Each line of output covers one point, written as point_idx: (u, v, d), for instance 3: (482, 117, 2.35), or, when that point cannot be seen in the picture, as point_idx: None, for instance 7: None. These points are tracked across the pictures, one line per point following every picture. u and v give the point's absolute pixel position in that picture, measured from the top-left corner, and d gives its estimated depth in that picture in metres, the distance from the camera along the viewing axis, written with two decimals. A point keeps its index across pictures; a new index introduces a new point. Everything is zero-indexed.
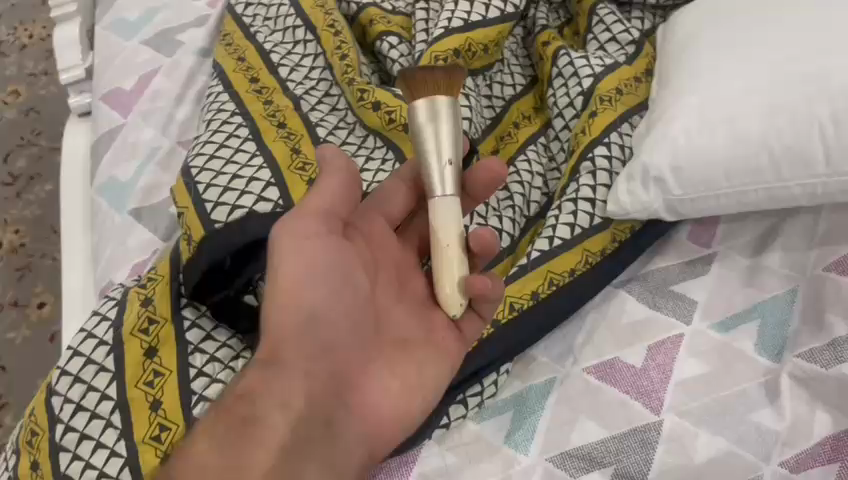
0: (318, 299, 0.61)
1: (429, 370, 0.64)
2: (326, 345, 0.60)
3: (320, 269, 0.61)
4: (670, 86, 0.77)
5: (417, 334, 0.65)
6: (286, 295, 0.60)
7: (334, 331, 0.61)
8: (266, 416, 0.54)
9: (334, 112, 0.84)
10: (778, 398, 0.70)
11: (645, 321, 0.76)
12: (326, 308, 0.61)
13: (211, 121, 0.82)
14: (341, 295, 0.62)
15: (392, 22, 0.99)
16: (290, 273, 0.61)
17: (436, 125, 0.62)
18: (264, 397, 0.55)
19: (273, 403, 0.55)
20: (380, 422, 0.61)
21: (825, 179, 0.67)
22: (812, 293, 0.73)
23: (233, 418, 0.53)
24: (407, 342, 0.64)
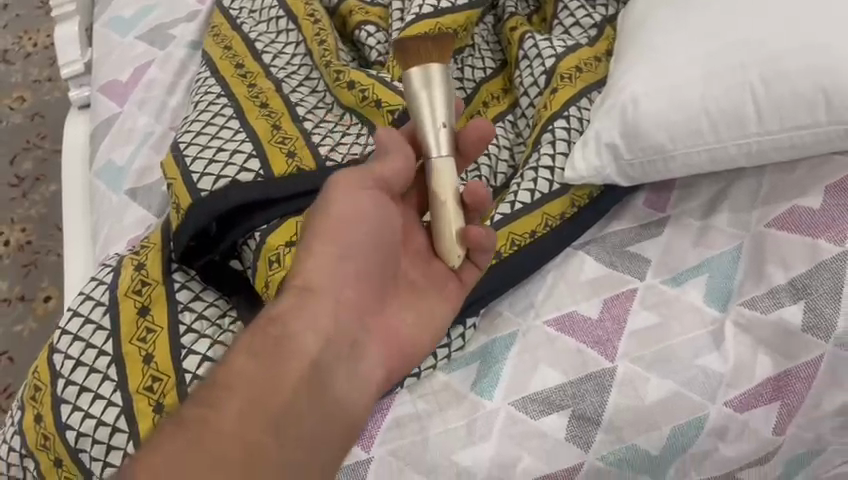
0: (355, 243, 0.65)
1: (433, 310, 0.71)
2: (357, 282, 0.65)
3: (360, 215, 0.66)
4: (621, 59, 0.83)
5: (424, 279, 0.71)
6: (326, 237, 0.65)
7: (363, 269, 0.65)
8: (298, 336, 0.60)
9: (314, 94, 0.90)
10: (723, 343, 0.75)
11: (602, 278, 0.81)
12: (361, 251, 0.65)
13: (199, 103, 0.89)
14: (375, 240, 0.66)
15: (370, 13, 1.06)
16: (331, 217, 0.65)
17: (430, 94, 0.67)
18: (296, 326, 0.60)
19: (306, 329, 0.60)
20: (395, 352, 0.68)
21: (758, 138, 0.73)
22: (754, 247, 0.79)
23: (267, 341, 0.58)
24: (416, 284, 0.71)
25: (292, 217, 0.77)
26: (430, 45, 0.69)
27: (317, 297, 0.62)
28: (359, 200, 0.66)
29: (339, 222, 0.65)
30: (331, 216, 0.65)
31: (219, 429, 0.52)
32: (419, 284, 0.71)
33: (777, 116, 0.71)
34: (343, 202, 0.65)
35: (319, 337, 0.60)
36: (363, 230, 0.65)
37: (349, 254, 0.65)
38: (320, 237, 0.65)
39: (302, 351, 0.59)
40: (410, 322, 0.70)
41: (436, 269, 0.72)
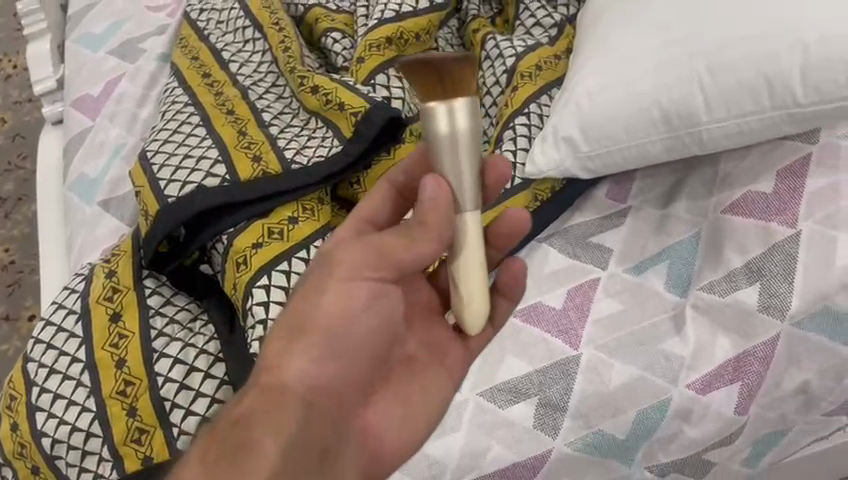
0: (345, 338, 0.62)
1: (435, 386, 0.70)
2: (340, 380, 0.61)
3: (351, 309, 0.61)
4: (577, 54, 0.85)
5: (425, 351, 0.70)
6: (315, 332, 0.60)
7: (347, 367, 0.62)
8: (262, 441, 0.51)
9: (280, 100, 0.92)
10: (683, 328, 0.77)
11: (566, 269, 0.83)
12: (347, 347, 0.62)
13: (167, 113, 0.91)
14: (365, 337, 0.63)
15: (336, 20, 1.08)
16: (321, 311, 0.61)
17: (457, 142, 0.57)
18: (276, 419, 0.54)
19: (293, 410, 0.55)
20: (372, 449, 0.66)
21: (708, 126, 0.75)
22: (712, 233, 0.81)
23: (256, 422, 0.53)
24: (415, 363, 0.70)
25: (259, 219, 0.78)
26: (451, 75, 0.56)
27: (291, 393, 0.57)
28: (352, 295, 0.61)
29: (329, 316, 0.61)
30: (321, 308, 0.61)
31: None
32: (414, 362, 0.70)
33: (725, 104, 0.73)
34: (338, 290, 0.61)
35: (312, 413, 0.57)
36: (359, 323, 0.62)
37: (339, 349, 0.61)
38: (305, 333, 0.60)
39: (272, 444, 0.51)
40: (393, 416, 0.67)
41: (434, 336, 0.71)
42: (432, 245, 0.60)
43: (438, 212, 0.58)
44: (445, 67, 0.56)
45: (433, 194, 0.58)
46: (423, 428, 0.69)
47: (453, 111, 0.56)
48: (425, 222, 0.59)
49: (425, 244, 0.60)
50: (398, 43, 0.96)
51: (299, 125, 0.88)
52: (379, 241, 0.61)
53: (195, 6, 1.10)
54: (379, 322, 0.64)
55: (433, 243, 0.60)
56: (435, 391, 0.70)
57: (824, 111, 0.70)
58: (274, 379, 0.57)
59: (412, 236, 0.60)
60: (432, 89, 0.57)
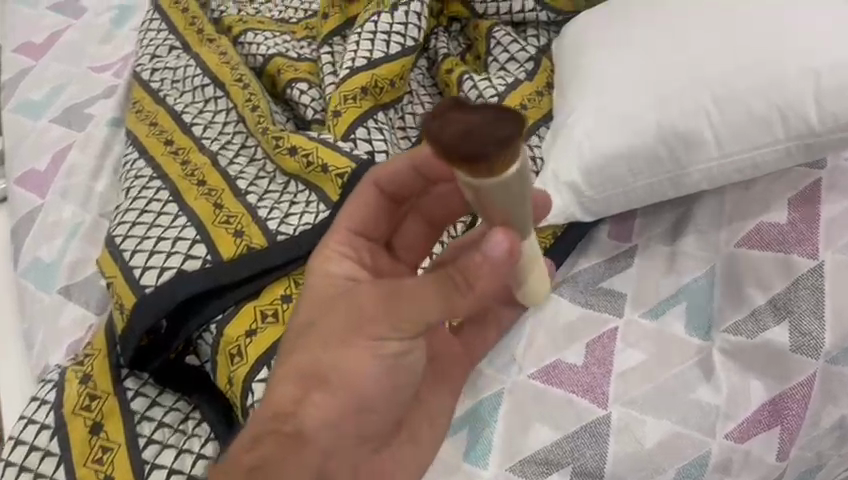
0: (370, 389, 0.62)
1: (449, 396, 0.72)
2: (358, 429, 0.64)
3: (375, 370, 0.61)
4: (568, 93, 0.81)
5: (443, 363, 0.72)
6: (340, 383, 0.61)
7: (368, 417, 0.64)
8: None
9: (253, 164, 0.85)
10: (713, 374, 0.73)
11: (580, 321, 0.78)
12: (370, 401, 0.63)
13: (130, 189, 0.83)
14: (386, 390, 0.64)
15: (300, 69, 1.01)
16: (346, 368, 0.61)
17: (513, 209, 0.47)
18: (287, 467, 0.60)
19: (307, 460, 0.61)
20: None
21: (719, 161, 0.70)
22: (728, 269, 0.77)
23: (269, 471, 0.59)
24: (420, 396, 0.70)
25: (249, 301, 0.71)
26: (499, 161, 0.42)
27: (305, 444, 0.61)
28: (377, 355, 0.61)
29: (354, 372, 0.61)
30: (346, 362, 0.61)
31: None
32: (418, 401, 0.70)
33: (735, 138, 0.69)
34: (363, 346, 0.60)
35: (325, 462, 0.62)
36: (377, 380, 0.62)
37: (361, 400, 0.62)
38: (328, 380, 0.61)
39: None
40: (404, 454, 0.69)
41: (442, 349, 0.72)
42: (470, 304, 0.55)
43: (490, 269, 0.51)
44: (489, 150, 0.41)
45: (501, 247, 0.50)
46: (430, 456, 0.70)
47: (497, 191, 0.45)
48: (467, 274, 0.53)
49: (467, 300, 0.55)
50: (374, 92, 0.89)
51: (277, 190, 0.81)
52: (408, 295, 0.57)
53: (146, 65, 1.02)
54: (398, 379, 0.64)
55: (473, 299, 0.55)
56: (438, 403, 0.71)
57: (840, 141, 0.67)
58: (293, 423, 0.61)
59: (449, 291, 0.55)
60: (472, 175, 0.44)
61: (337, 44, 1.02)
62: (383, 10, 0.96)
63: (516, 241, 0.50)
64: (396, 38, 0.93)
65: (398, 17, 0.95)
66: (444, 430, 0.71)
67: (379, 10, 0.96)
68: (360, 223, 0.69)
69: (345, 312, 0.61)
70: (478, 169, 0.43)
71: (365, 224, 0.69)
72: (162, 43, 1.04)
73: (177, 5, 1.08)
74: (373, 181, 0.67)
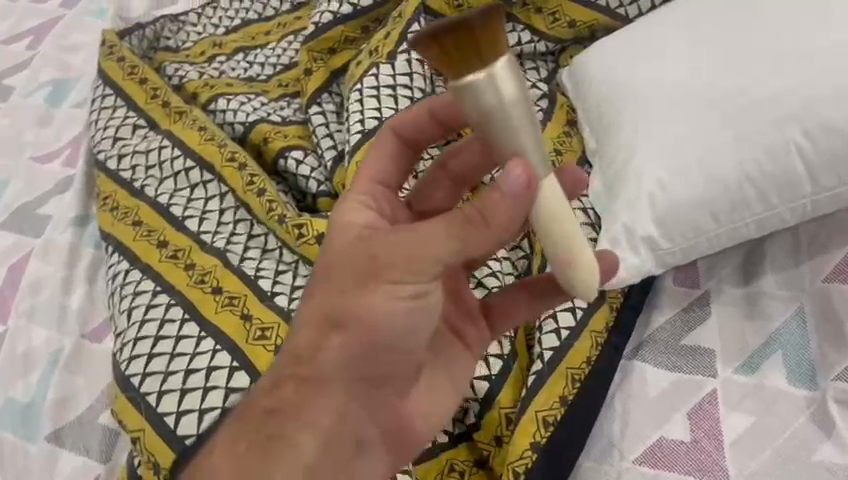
0: (388, 336, 0.55)
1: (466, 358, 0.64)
2: (376, 372, 0.58)
3: (392, 313, 0.53)
4: (618, 136, 0.72)
5: (455, 324, 0.64)
6: (357, 327, 0.54)
7: (385, 361, 0.57)
8: (293, 436, 0.54)
9: (267, 255, 0.73)
10: (834, 428, 0.65)
11: (673, 388, 0.70)
12: (391, 343, 0.56)
13: (131, 310, 0.69)
14: (408, 330, 0.56)
15: (288, 134, 0.90)
16: (361, 309, 0.53)
17: (506, 120, 0.44)
18: (307, 414, 0.55)
19: (328, 405, 0.56)
20: (406, 435, 0.61)
21: (813, 197, 0.64)
22: (818, 308, 0.71)
23: (289, 422, 0.55)
24: (438, 346, 0.63)
25: None
26: (484, 37, 0.43)
27: (326, 388, 0.56)
28: (396, 296, 0.53)
29: (369, 314, 0.53)
30: (361, 306, 0.53)
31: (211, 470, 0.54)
32: (439, 345, 0.63)
33: (832, 170, 0.62)
34: (380, 290, 0.52)
35: (347, 410, 0.57)
36: (395, 325, 0.54)
37: (379, 345, 0.56)
38: (343, 326, 0.54)
39: (309, 440, 0.55)
40: (427, 399, 0.62)
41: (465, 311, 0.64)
42: (488, 243, 0.48)
43: (505, 205, 0.46)
44: (470, 21, 0.42)
45: (516, 182, 0.45)
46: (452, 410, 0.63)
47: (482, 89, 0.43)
48: (484, 211, 0.47)
49: (483, 234, 0.48)
50: None
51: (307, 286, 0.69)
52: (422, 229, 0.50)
53: (109, 152, 0.87)
54: (419, 321, 0.56)
55: (490, 237, 0.48)
56: (457, 361, 0.63)
57: None
58: (312, 367, 0.55)
59: (464, 230, 0.48)
60: (455, 63, 0.43)
61: (328, 103, 0.91)
62: (381, 60, 0.85)
63: (533, 175, 0.45)
64: (404, 91, 0.83)
65: (400, 67, 0.84)
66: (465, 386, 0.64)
67: (376, 61, 0.86)
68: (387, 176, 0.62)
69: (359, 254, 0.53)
70: (460, 52, 0.43)
71: (385, 175, 0.61)
72: (123, 122, 0.90)
73: (132, 77, 0.94)
74: (391, 125, 0.62)
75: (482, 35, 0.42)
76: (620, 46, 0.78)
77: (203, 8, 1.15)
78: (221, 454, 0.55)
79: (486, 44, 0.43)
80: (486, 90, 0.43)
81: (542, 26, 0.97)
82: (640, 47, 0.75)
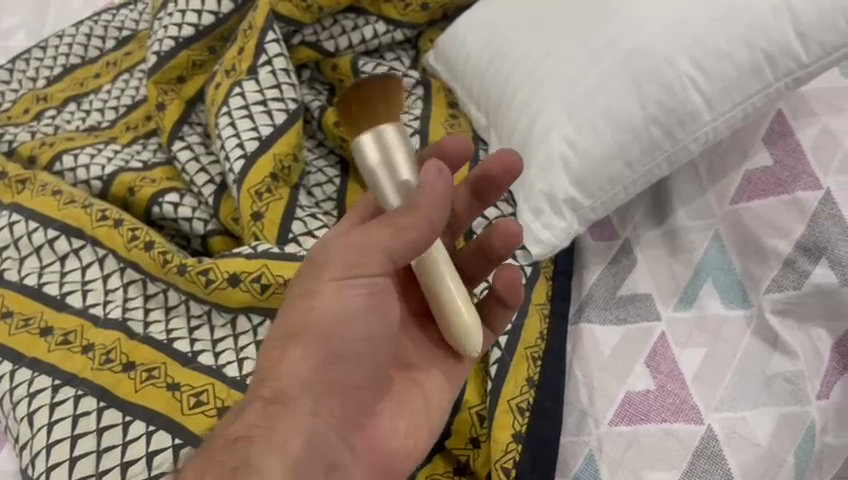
0: (351, 345, 0.52)
1: (435, 390, 0.60)
2: (343, 391, 0.53)
3: (346, 310, 0.51)
4: (512, 105, 0.71)
5: (424, 356, 0.60)
6: (312, 337, 0.51)
7: (349, 375, 0.53)
8: (264, 464, 0.44)
9: (174, 313, 0.65)
10: (778, 338, 0.68)
11: (625, 340, 0.70)
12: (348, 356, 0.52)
13: (32, 414, 0.60)
14: (370, 338, 0.53)
15: (155, 178, 0.81)
16: (313, 309, 0.51)
17: (391, 172, 0.49)
18: (275, 440, 0.46)
19: (295, 429, 0.48)
20: (382, 460, 0.56)
21: (714, 122, 0.65)
22: (733, 228, 0.73)
23: (255, 445, 0.45)
24: (413, 373, 0.60)
25: None
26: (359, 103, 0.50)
27: (292, 407, 0.49)
28: (348, 292, 0.52)
29: (324, 316, 0.51)
30: (315, 306, 0.51)
31: None
32: (414, 377, 0.59)
33: (726, 94, 0.64)
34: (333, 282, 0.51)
35: (316, 436, 0.49)
36: (353, 328, 0.52)
37: (343, 356, 0.52)
38: (303, 333, 0.51)
39: (278, 467, 0.45)
40: (402, 422, 0.58)
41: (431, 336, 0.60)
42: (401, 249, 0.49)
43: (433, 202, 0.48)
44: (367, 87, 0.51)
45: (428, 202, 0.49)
46: (427, 430, 0.59)
47: (374, 139, 0.49)
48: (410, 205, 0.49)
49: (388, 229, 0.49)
50: (284, 174, 0.73)
51: (229, 335, 0.63)
52: (359, 233, 0.51)
53: None
54: (379, 329, 0.54)
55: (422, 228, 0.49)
56: (432, 388, 0.60)
57: (828, 65, 0.63)
58: (274, 389, 0.49)
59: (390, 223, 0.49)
60: (360, 112, 0.50)
61: (191, 135, 0.83)
62: (241, 77, 0.80)
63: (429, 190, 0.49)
64: (277, 105, 0.77)
65: (266, 80, 0.79)
66: (442, 405, 0.60)
67: (235, 79, 0.80)
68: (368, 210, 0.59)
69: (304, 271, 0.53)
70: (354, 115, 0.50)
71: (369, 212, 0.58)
72: None
73: None
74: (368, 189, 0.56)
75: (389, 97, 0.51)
76: (488, 19, 0.77)
77: (13, 62, 1.02)
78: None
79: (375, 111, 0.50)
80: (380, 140, 0.49)
81: (394, 14, 0.95)
82: (507, 18, 0.75)
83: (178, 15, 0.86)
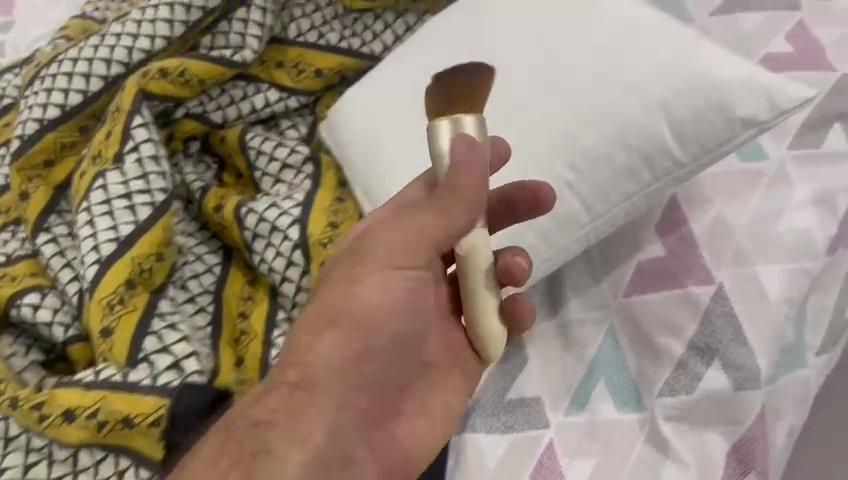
0: (382, 343, 0.56)
1: (446, 397, 0.61)
2: (373, 386, 0.56)
3: (392, 294, 0.56)
4: None
5: (443, 356, 0.60)
6: (349, 328, 0.55)
7: (381, 369, 0.56)
8: (282, 453, 0.48)
9: (13, 446, 0.62)
10: (670, 447, 0.64)
11: (512, 451, 0.66)
12: (376, 354, 0.56)
13: None
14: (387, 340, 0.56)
15: (15, 276, 0.75)
16: (348, 302, 0.55)
17: (435, 170, 0.50)
18: (300, 429, 0.50)
19: (317, 423, 0.51)
20: (389, 468, 0.56)
21: (593, 225, 0.62)
22: (628, 323, 0.69)
23: (275, 431, 0.49)
24: (431, 371, 0.60)
25: None
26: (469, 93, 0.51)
27: (317, 395, 0.52)
28: (401, 278, 0.56)
29: (364, 302, 0.55)
30: (354, 297, 0.55)
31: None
32: (430, 375, 0.60)
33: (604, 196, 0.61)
34: (371, 278, 0.56)
35: (339, 430, 0.52)
36: (384, 335, 0.56)
37: (368, 356, 0.55)
38: (340, 320, 0.55)
39: (295, 456, 0.48)
40: (430, 422, 0.59)
41: (453, 340, 0.60)
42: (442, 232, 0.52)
43: (471, 183, 0.49)
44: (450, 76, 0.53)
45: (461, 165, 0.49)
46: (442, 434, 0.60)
47: (474, 124, 0.49)
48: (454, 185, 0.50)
49: (456, 202, 0.51)
50: (143, 279, 0.68)
51: (69, 472, 0.60)
52: (410, 208, 0.54)
53: None
54: (409, 323, 0.58)
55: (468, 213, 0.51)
56: (447, 393, 0.61)
57: (707, 164, 0.60)
58: (300, 374, 0.53)
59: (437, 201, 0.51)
60: (472, 98, 0.51)
61: (58, 225, 0.78)
62: (106, 167, 0.74)
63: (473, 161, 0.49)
64: (141, 198, 0.72)
65: (131, 170, 0.73)
66: (456, 406, 0.61)
67: (100, 169, 0.74)
68: None
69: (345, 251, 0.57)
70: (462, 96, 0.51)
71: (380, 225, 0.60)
72: None
73: None
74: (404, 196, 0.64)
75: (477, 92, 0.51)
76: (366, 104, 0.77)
77: None
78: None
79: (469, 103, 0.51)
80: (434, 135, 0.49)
81: (287, 81, 0.91)
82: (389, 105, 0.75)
83: (44, 94, 0.80)
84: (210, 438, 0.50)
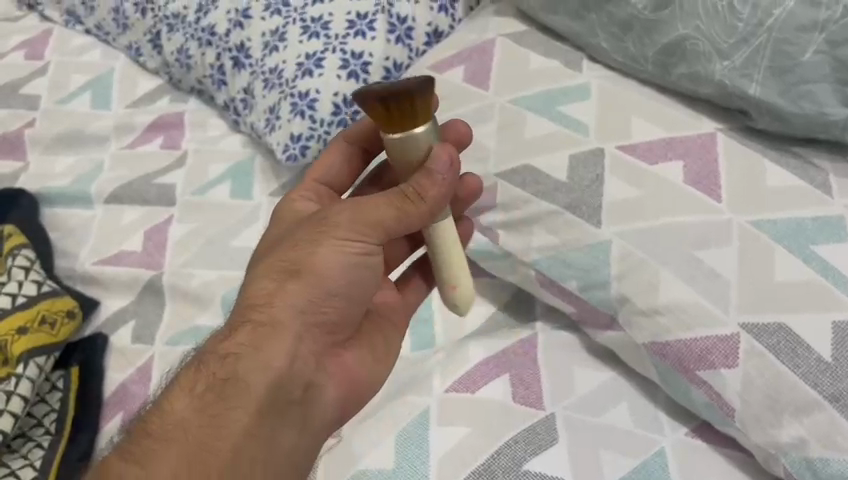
0: (341, 287, 0.57)
1: (391, 339, 0.66)
2: (341, 313, 0.59)
3: (342, 270, 0.56)
4: None
5: (383, 307, 0.67)
6: (309, 276, 0.56)
7: (336, 312, 0.58)
8: (247, 378, 0.54)
9: None
10: None
11: None
12: (345, 295, 0.58)
13: None
14: (356, 286, 0.58)
15: None
16: (316, 260, 0.56)
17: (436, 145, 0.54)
18: (263, 357, 0.54)
19: (281, 353, 0.55)
20: (352, 384, 0.61)
21: None
22: None
23: (245, 362, 0.54)
24: (374, 316, 0.66)
25: None
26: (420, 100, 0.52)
27: (282, 333, 0.55)
28: (348, 252, 0.56)
29: (322, 269, 0.56)
30: (317, 258, 0.56)
31: (166, 426, 0.53)
32: (376, 318, 0.66)
33: None
34: (331, 245, 0.56)
35: (299, 359, 0.56)
36: (347, 278, 0.57)
37: (330, 297, 0.57)
38: (301, 274, 0.56)
39: (260, 381, 0.54)
40: (359, 360, 0.63)
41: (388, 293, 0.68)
42: (421, 219, 0.54)
43: (349, 212, 0.56)
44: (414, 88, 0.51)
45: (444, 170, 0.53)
46: (384, 369, 0.64)
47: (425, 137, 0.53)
48: (419, 188, 0.53)
49: (414, 216, 0.54)
50: None
51: None
52: (372, 200, 0.55)
53: None
54: (369, 279, 0.59)
55: (421, 215, 0.54)
56: (389, 338, 0.66)
57: None
58: (266, 315, 0.55)
59: (401, 203, 0.54)
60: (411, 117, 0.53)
61: None
62: None
63: (451, 161, 0.54)
64: None
65: None
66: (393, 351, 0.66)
67: None
68: (331, 177, 0.69)
69: (310, 222, 0.58)
70: (401, 111, 0.52)
71: (330, 178, 0.69)
72: None
73: None
74: (313, 177, 0.69)
75: (418, 109, 0.52)
76: None
77: None
78: (189, 411, 0.53)
79: (418, 112, 0.52)
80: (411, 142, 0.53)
81: None
82: None
83: None
84: (182, 383, 0.55)
